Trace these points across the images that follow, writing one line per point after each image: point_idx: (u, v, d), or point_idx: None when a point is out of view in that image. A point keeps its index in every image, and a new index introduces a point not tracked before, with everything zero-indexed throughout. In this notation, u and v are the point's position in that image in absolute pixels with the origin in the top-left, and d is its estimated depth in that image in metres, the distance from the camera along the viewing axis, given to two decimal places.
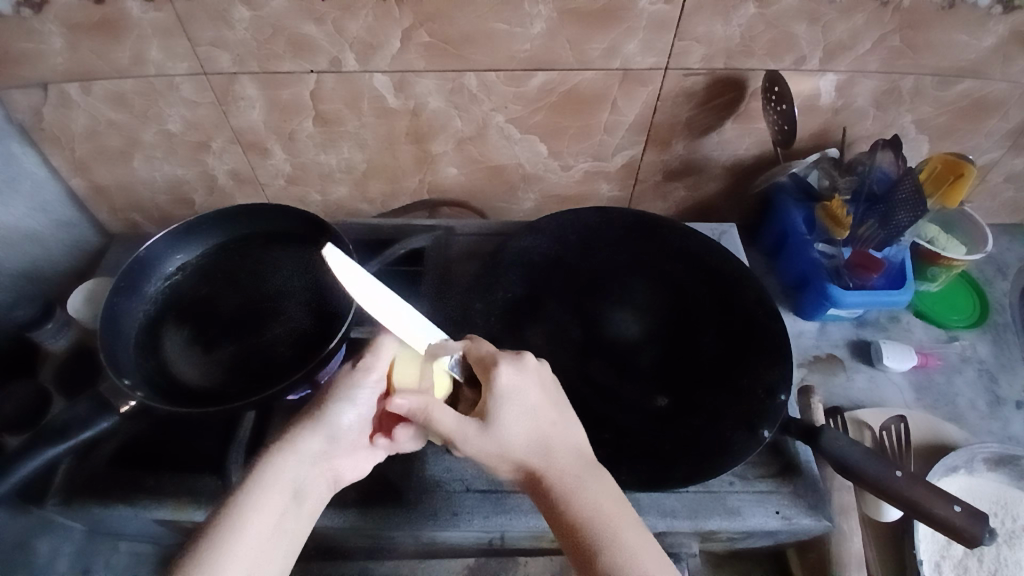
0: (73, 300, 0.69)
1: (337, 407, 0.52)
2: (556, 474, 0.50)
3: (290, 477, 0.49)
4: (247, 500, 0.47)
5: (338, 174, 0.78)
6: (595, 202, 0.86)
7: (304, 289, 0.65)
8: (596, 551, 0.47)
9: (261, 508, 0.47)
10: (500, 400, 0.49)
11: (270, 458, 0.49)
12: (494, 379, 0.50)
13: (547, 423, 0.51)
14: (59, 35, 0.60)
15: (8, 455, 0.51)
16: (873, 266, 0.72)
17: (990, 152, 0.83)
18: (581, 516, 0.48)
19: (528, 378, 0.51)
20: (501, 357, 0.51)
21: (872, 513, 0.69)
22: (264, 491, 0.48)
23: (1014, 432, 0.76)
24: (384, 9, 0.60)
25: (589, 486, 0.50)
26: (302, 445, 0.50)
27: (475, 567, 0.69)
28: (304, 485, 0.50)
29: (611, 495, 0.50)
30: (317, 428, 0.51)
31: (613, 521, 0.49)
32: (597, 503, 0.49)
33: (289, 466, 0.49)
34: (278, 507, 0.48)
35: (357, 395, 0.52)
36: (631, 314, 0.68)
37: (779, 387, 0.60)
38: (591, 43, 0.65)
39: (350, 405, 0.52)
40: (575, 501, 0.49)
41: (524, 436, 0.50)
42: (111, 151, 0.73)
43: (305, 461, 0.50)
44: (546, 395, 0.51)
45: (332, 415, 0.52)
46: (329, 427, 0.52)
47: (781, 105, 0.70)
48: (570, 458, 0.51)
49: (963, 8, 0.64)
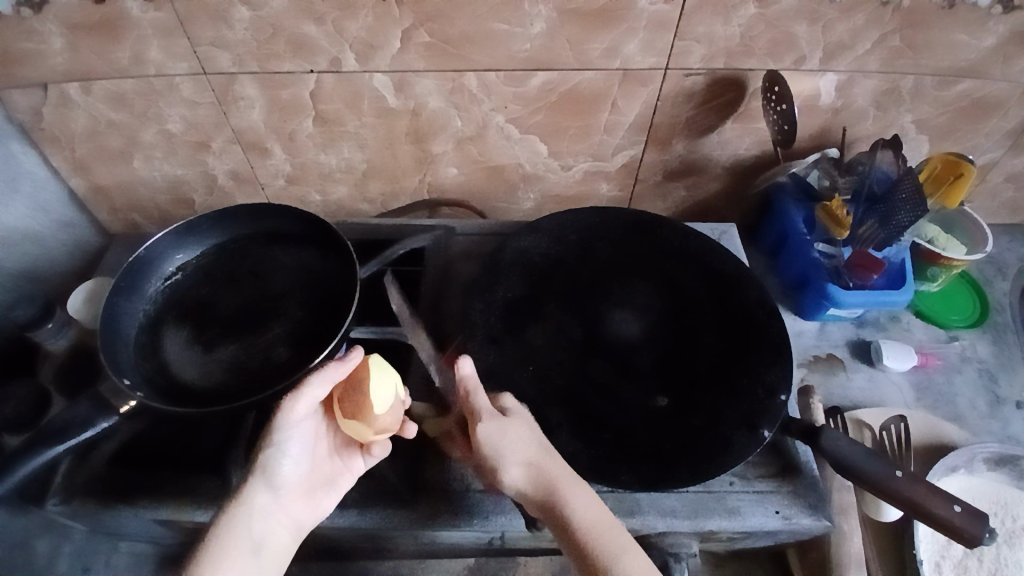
0: (73, 300, 0.69)
1: (270, 457, 0.53)
2: (567, 477, 0.53)
3: (245, 529, 0.50)
4: (210, 552, 0.48)
5: (338, 173, 0.78)
6: (595, 202, 0.86)
7: (305, 289, 0.65)
8: (610, 564, 0.49)
9: (223, 557, 0.48)
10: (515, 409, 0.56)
11: (220, 517, 0.50)
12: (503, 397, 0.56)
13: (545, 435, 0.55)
14: (59, 35, 0.60)
15: (8, 455, 0.51)
16: (873, 266, 0.72)
17: (990, 151, 0.83)
18: (591, 525, 0.51)
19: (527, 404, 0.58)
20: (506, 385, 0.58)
21: (872, 513, 0.69)
22: (223, 541, 0.49)
23: (1013, 431, 0.76)
24: (384, 9, 0.60)
25: (591, 496, 0.53)
26: (252, 498, 0.52)
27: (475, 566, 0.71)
28: (262, 535, 0.51)
29: (600, 507, 0.53)
30: (257, 481, 0.52)
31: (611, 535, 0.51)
32: (597, 513, 0.52)
33: (243, 518, 0.50)
34: (236, 557, 0.48)
35: (284, 437, 0.54)
36: (631, 314, 0.68)
37: (779, 387, 0.61)
38: (591, 43, 0.65)
39: (278, 450, 0.54)
40: (584, 507, 0.52)
41: (535, 435, 0.54)
42: (110, 150, 0.72)
43: (258, 512, 0.51)
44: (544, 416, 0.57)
45: (269, 466, 0.53)
46: (266, 477, 0.53)
47: (781, 104, 0.70)
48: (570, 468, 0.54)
49: (963, 8, 0.64)
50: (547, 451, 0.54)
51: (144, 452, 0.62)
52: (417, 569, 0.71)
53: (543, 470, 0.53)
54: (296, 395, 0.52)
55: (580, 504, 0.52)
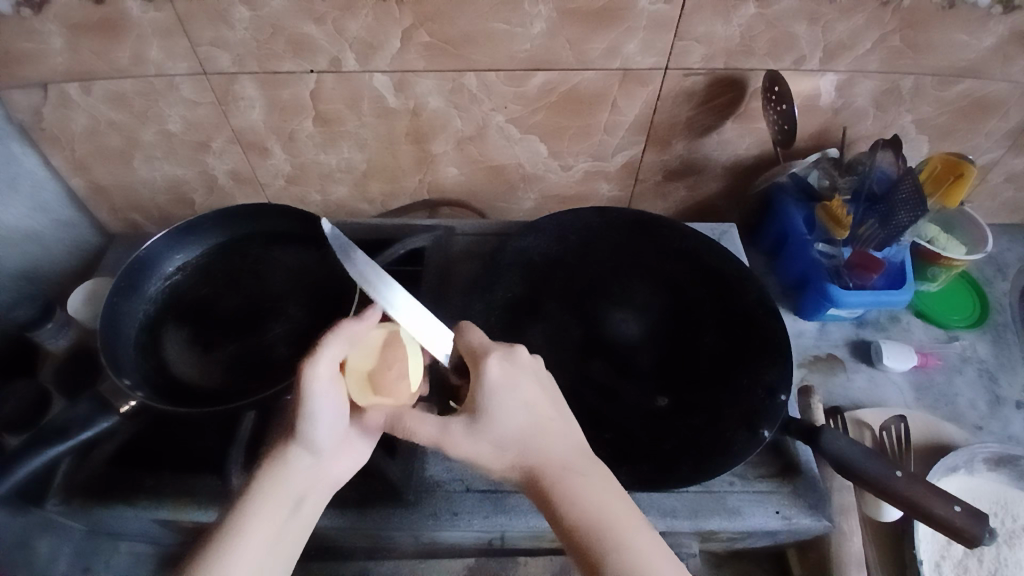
0: (74, 300, 0.69)
1: (305, 423, 0.49)
2: (556, 472, 0.49)
3: (288, 488, 0.49)
4: (248, 511, 0.47)
5: (338, 173, 0.78)
6: (595, 202, 0.86)
7: (305, 289, 0.65)
8: (602, 559, 0.46)
9: (261, 518, 0.47)
10: (492, 396, 0.48)
11: (258, 477, 0.49)
12: (483, 372, 0.48)
13: (542, 416, 0.50)
14: (59, 35, 0.60)
15: (8, 456, 0.51)
16: (873, 266, 0.72)
17: (990, 152, 0.83)
18: (585, 520, 0.47)
19: (521, 368, 0.50)
20: (491, 350, 0.50)
21: (872, 513, 0.69)
22: (263, 501, 0.48)
23: (1014, 432, 0.76)
24: (384, 9, 0.60)
25: (597, 486, 0.49)
26: (292, 459, 0.50)
27: (475, 567, 0.70)
28: (305, 491, 0.50)
29: (615, 493, 0.49)
30: (295, 445, 0.50)
31: (615, 524, 0.48)
32: (604, 505, 0.48)
33: (284, 478, 0.49)
34: (276, 516, 0.48)
35: (319, 406, 0.48)
36: (631, 315, 0.68)
37: (779, 387, 0.60)
38: (591, 43, 0.65)
39: (315, 417, 0.49)
40: (576, 503, 0.48)
41: (514, 428, 0.49)
42: (110, 150, 0.72)
43: (299, 471, 0.50)
44: (543, 389, 0.51)
45: (304, 430, 0.49)
46: (304, 440, 0.50)
47: (781, 105, 0.70)
48: (569, 457, 0.50)
49: (963, 8, 0.64)
50: (529, 444, 0.49)
51: (144, 451, 0.62)
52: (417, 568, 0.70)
53: (527, 466, 0.49)
54: (316, 361, 0.47)
55: (572, 502, 0.48)
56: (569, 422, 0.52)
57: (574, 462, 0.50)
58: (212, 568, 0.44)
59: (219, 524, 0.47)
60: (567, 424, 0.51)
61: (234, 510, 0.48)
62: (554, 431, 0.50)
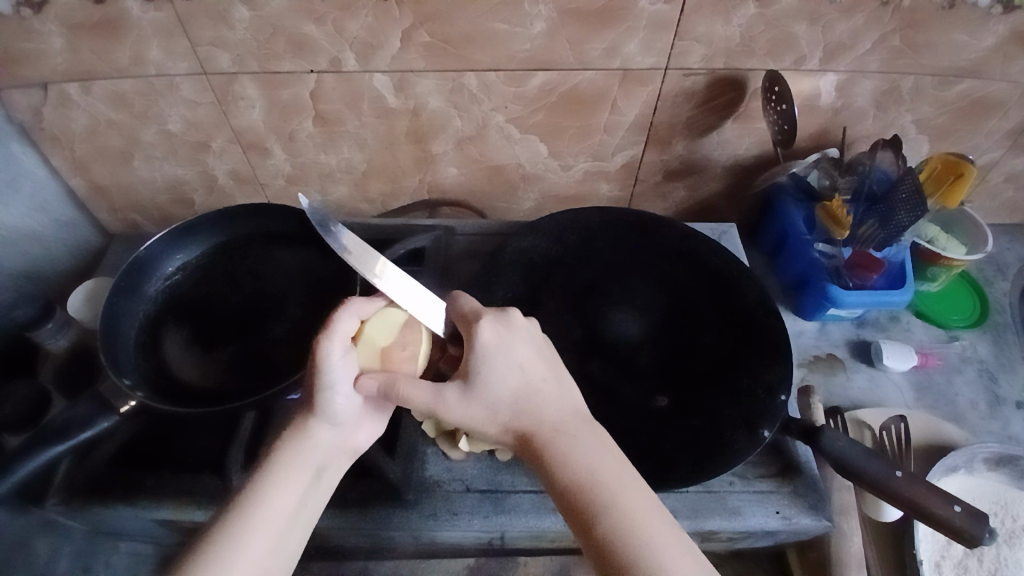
0: (74, 300, 0.69)
1: (325, 396, 0.49)
2: (550, 433, 0.49)
3: (310, 458, 0.49)
4: (271, 477, 0.48)
5: (338, 173, 0.78)
6: (595, 202, 0.86)
7: (305, 290, 0.65)
8: (593, 519, 0.45)
9: (285, 486, 0.48)
10: (484, 359, 0.49)
11: (280, 447, 0.49)
12: (476, 335, 0.49)
13: (536, 378, 0.50)
14: (59, 35, 0.60)
15: (7, 455, 0.51)
16: (873, 266, 0.72)
17: (990, 152, 0.83)
18: (577, 478, 0.47)
19: (515, 332, 0.51)
20: (485, 314, 0.50)
21: (872, 513, 0.69)
22: (286, 469, 0.48)
23: (1014, 431, 0.76)
24: (384, 9, 0.60)
25: (593, 449, 0.48)
26: (314, 431, 0.50)
27: (475, 566, 0.71)
28: (327, 460, 0.50)
29: (613, 457, 0.49)
30: (317, 418, 0.50)
31: (609, 483, 0.47)
32: (600, 465, 0.48)
33: (306, 449, 0.49)
34: (300, 484, 0.48)
35: (337, 379, 0.49)
36: (631, 314, 0.68)
37: (779, 387, 0.60)
38: (591, 43, 0.65)
39: (335, 389, 0.49)
40: (569, 464, 0.47)
41: (508, 391, 0.49)
42: (110, 150, 0.72)
43: (321, 443, 0.50)
44: (535, 351, 0.51)
45: (324, 402, 0.49)
46: (325, 412, 0.50)
47: (781, 104, 0.70)
48: (566, 421, 0.49)
49: (963, 8, 0.64)
50: (522, 408, 0.49)
51: (143, 451, 0.62)
52: (417, 568, 0.70)
53: (520, 429, 0.49)
54: (331, 333, 0.48)
55: (564, 461, 0.47)
56: (566, 386, 0.51)
57: (571, 426, 0.49)
58: (236, 530, 0.45)
59: (241, 492, 0.47)
60: (564, 389, 0.51)
61: (256, 477, 0.48)
62: (549, 394, 0.50)
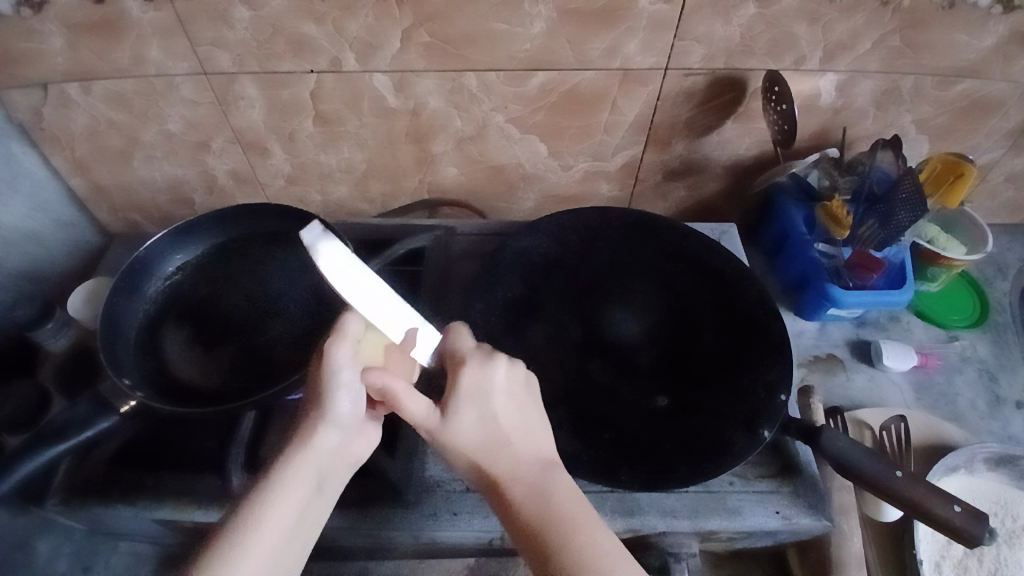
0: (73, 300, 0.69)
1: (330, 401, 0.49)
2: (512, 474, 0.48)
3: (312, 468, 0.49)
4: (272, 488, 0.47)
5: (338, 173, 0.78)
6: (595, 202, 0.86)
7: (306, 289, 0.65)
8: (550, 555, 0.45)
9: (284, 500, 0.47)
10: (462, 399, 0.49)
11: (285, 455, 0.48)
12: (460, 377, 0.50)
13: (511, 425, 0.50)
14: (59, 35, 0.60)
15: (7, 455, 0.51)
16: (872, 265, 0.72)
17: (990, 151, 0.83)
18: (535, 515, 0.47)
19: (498, 377, 0.51)
20: (469, 357, 0.51)
21: (872, 513, 0.69)
22: (285, 483, 0.47)
23: (1014, 432, 0.76)
24: (384, 9, 0.60)
25: (553, 487, 0.48)
26: (318, 438, 0.49)
27: (475, 566, 0.73)
28: (327, 471, 0.50)
29: (572, 494, 0.48)
30: (323, 424, 0.49)
31: (567, 522, 0.47)
32: (556, 504, 0.47)
33: (310, 457, 0.49)
34: (299, 497, 0.48)
35: (344, 381, 0.49)
36: (631, 314, 0.68)
37: (779, 387, 0.60)
38: (591, 43, 0.65)
39: (341, 391, 0.49)
40: (526, 502, 0.47)
41: (480, 432, 0.49)
42: (110, 150, 0.72)
43: (322, 452, 0.49)
44: (515, 400, 0.51)
45: (330, 407, 0.49)
46: (331, 419, 0.49)
47: (781, 104, 0.70)
48: (529, 463, 0.49)
49: (963, 8, 0.64)
50: (493, 449, 0.49)
51: (143, 452, 0.62)
52: (417, 568, 0.72)
53: (485, 467, 0.49)
54: (340, 336, 0.48)
55: (521, 500, 0.47)
56: (537, 430, 0.52)
57: (535, 468, 0.49)
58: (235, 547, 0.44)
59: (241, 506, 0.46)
60: (536, 432, 0.51)
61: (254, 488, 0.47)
62: (519, 439, 0.50)
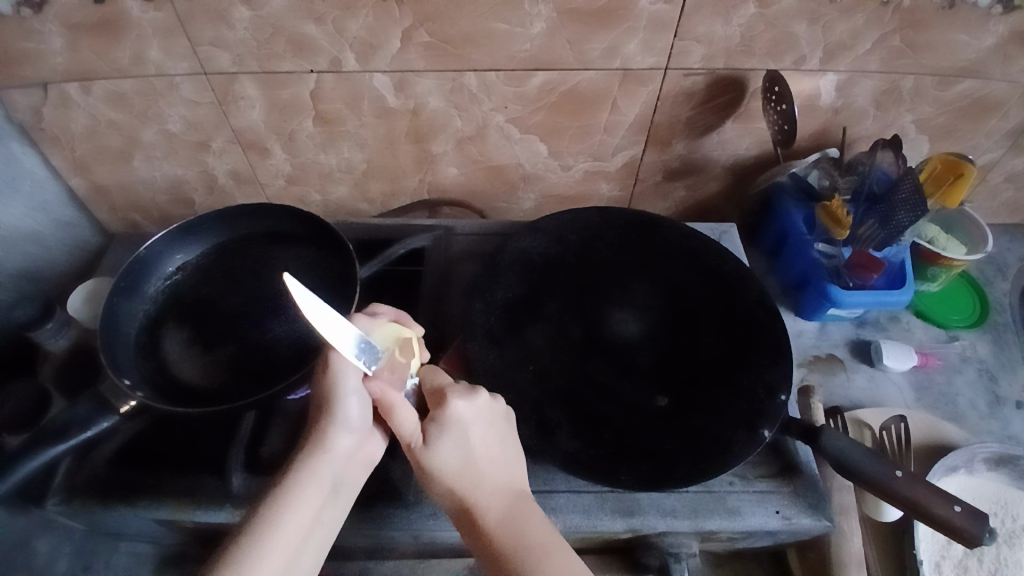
0: (74, 300, 0.69)
1: (339, 400, 0.50)
2: (484, 506, 0.50)
3: (328, 472, 0.49)
4: (288, 494, 0.47)
5: (338, 173, 0.78)
6: (595, 202, 0.86)
7: (305, 289, 0.65)
8: None
9: (301, 504, 0.47)
10: (441, 431, 0.51)
11: (302, 459, 0.48)
12: (444, 406, 0.51)
13: (484, 460, 0.51)
14: (59, 35, 0.60)
15: (8, 455, 0.51)
16: (873, 266, 0.72)
17: (990, 152, 0.83)
18: (507, 544, 0.48)
19: (477, 411, 0.52)
20: (452, 390, 0.52)
21: (871, 513, 0.69)
22: (302, 487, 0.47)
23: (1013, 432, 0.76)
24: (385, 9, 0.60)
25: (522, 518, 0.50)
26: (333, 443, 0.50)
27: (475, 566, 0.73)
28: (343, 474, 0.50)
29: (542, 523, 0.50)
30: (336, 426, 0.50)
31: (536, 551, 0.48)
32: (525, 531, 0.49)
33: (326, 460, 0.49)
34: (317, 500, 0.48)
35: (349, 382, 0.50)
36: (631, 314, 0.68)
37: (779, 387, 0.60)
38: (591, 43, 0.65)
39: (347, 393, 0.50)
40: (498, 534, 0.48)
41: (454, 466, 0.50)
42: (110, 150, 0.73)
43: (339, 456, 0.50)
44: (492, 434, 0.52)
45: (341, 409, 0.50)
46: (341, 421, 0.50)
47: (781, 104, 0.70)
48: (502, 494, 0.51)
49: (963, 8, 0.64)
50: (467, 481, 0.50)
51: (145, 452, 0.62)
52: (417, 568, 0.72)
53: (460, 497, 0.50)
54: None
55: (495, 529, 0.49)
56: (512, 460, 0.52)
57: (505, 497, 0.51)
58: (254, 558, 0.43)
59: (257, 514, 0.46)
60: (511, 462, 0.52)
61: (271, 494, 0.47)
62: (492, 469, 0.51)
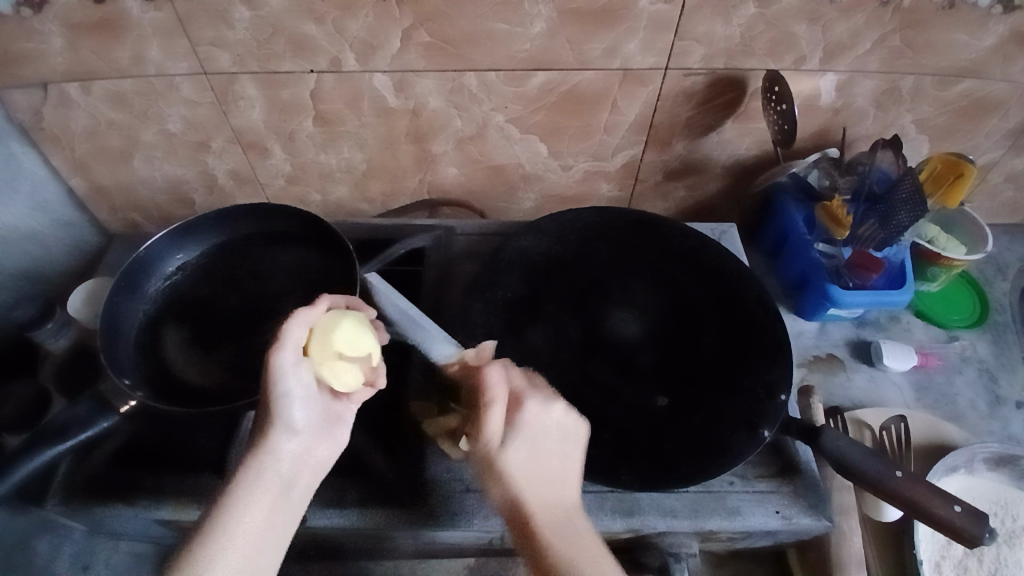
0: (73, 300, 0.68)
1: (280, 402, 0.49)
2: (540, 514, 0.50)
3: (273, 476, 0.48)
4: (234, 499, 0.47)
5: (338, 173, 0.78)
6: (595, 202, 0.86)
7: (304, 288, 0.65)
8: None
9: (246, 509, 0.47)
10: (515, 436, 0.51)
11: (247, 463, 0.48)
12: (521, 412, 0.51)
13: (547, 467, 0.51)
14: (59, 35, 0.60)
15: (8, 455, 0.51)
16: (873, 266, 0.72)
17: (990, 152, 0.83)
18: (559, 555, 0.47)
19: (555, 419, 0.51)
20: (533, 394, 0.52)
21: (872, 513, 0.69)
22: (247, 492, 0.47)
23: (1013, 432, 0.76)
24: (384, 9, 0.60)
25: (573, 531, 0.49)
26: (276, 446, 0.49)
27: (475, 566, 0.73)
28: (291, 477, 0.49)
29: (590, 536, 0.49)
30: (278, 429, 0.49)
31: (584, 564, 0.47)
32: (576, 545, 0.48)
33: (269, 464, 0.49)
34: (264, 505, 0.47)
35: (291, 384, 0.49)
36: (631, 314, 0.68)
37: (779, 387, 0.60)
38: (591, 43, 0.65)
39: (291, 397, 0.49)
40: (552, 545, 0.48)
41: (523, 471, 0.51)
42: (110, 150, 0.72)
43: (283, 458, 0.49)
44: (562, 444, 0.52)
45: (282, 412, 0.49)
46: (284, 424, 0.49)
47: (781, 104, 0.70)
48: (554, 504, 0.50)
49: (963, 8, 0.64)
50: (527, 488, 0.50)
51: (145, 451, 0.62)
52: (417, 568, 0.72)
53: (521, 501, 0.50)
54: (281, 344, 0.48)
55: (549, 538, 0.48)
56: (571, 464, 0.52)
57: (557, 507, 0.50)
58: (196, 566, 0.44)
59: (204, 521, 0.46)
60: (571, 468, 0.52)
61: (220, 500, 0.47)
62: (554, 477, 0.51)
